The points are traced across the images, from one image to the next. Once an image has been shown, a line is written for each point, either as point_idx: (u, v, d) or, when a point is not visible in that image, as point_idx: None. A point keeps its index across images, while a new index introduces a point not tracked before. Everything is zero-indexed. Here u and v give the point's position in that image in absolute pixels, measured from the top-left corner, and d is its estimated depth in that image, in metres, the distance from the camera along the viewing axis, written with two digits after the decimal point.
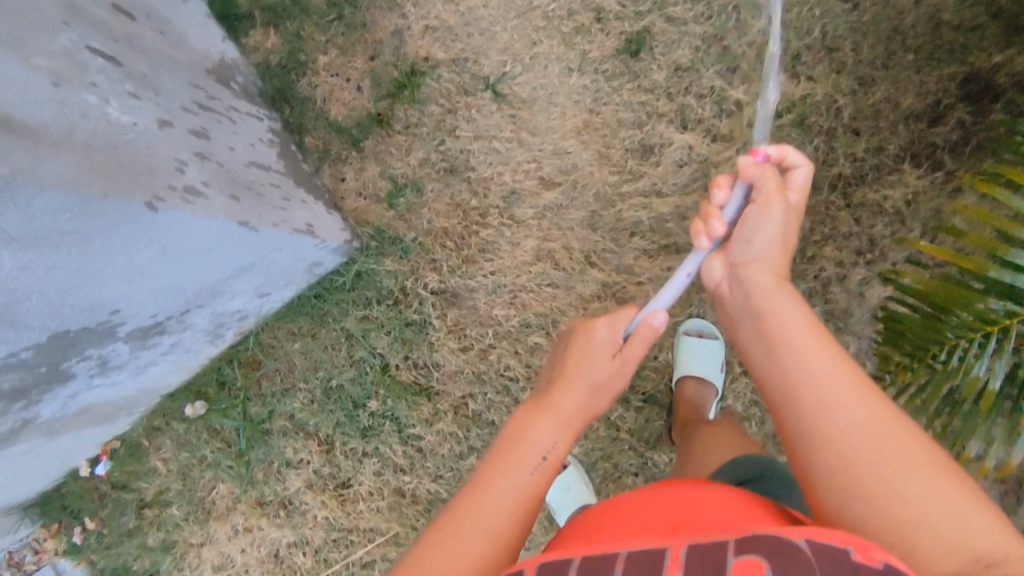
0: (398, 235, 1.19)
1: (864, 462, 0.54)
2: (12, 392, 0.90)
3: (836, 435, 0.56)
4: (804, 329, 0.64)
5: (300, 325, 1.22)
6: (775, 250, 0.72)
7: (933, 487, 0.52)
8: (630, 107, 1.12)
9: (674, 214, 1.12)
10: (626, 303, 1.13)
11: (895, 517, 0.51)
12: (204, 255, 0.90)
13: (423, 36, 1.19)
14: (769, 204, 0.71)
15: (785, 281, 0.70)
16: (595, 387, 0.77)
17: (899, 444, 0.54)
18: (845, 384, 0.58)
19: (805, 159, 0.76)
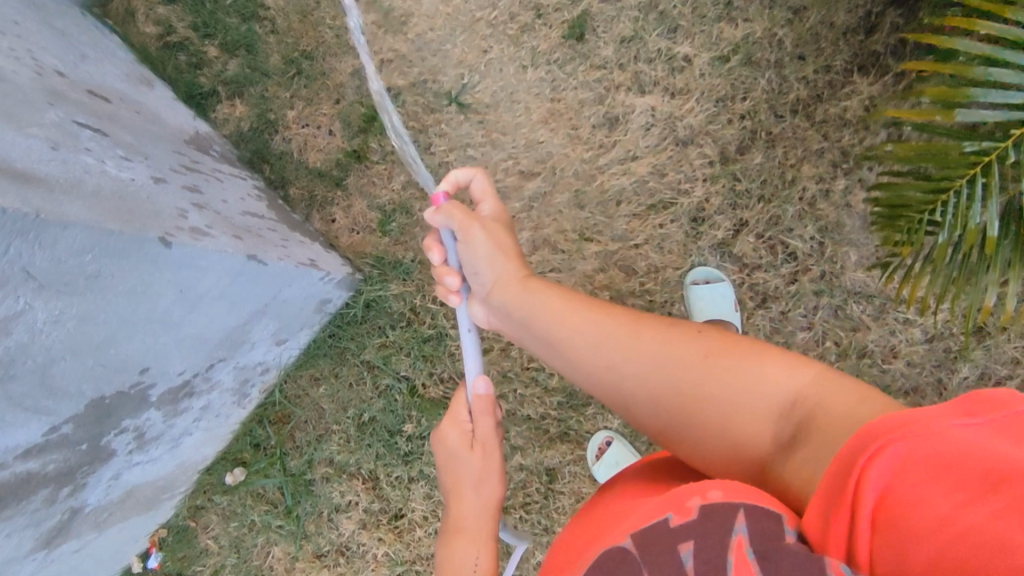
0: (398, 259, 1.22)
1: (672, 399, 0.65)
2: (64, 471, 0.91)
3: (646, 394, 0.68)
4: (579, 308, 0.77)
5: (321, 368, 1.23)
6: (502, 263, 0.83)
7: (726, 374, 0.63)
8: (588, 87, 1.19)
9: (653, 173, 1.16)
10: (629, 268, 1.16)
11: (714, 419, 0.62)
12: (218, 297, 0.93)
13: (381, 70, 1.26)
14: (468, 232, 0.83)
15: (526, 277, 0.82)
16: (484, 478, 0.84)
17: (683, 362, 0.66)
18: (618, 341, 0.71)
19: (468, 172, 0.89)
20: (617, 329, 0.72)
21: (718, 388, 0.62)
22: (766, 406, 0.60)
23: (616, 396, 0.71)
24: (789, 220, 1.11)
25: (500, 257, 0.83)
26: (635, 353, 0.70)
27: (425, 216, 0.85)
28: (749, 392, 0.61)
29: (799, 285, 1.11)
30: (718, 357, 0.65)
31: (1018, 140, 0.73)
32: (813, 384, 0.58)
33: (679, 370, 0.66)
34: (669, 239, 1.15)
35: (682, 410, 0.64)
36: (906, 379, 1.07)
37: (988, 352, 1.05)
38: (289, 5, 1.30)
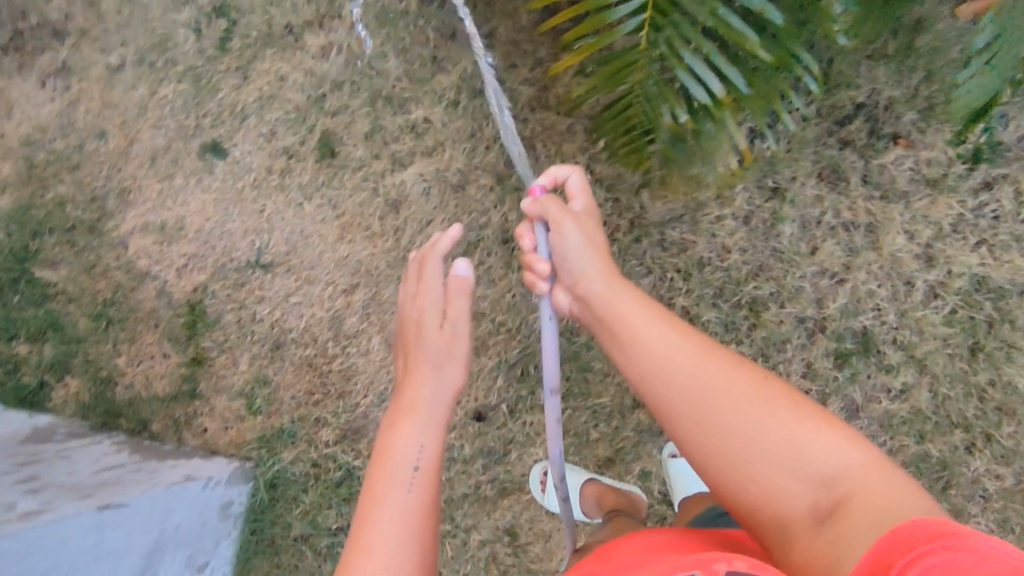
0: (278, 428, 1.24)
1: (724, 415, 0.66)
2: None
3: (693, 401, 0.68)
4: (650, 322, 0.74)
5: (261, 566, 1.22)
6: (590, 257, 0.81)
7: (783, 419, 0.65)
8: (359, 188, 1.26)
9: (453, 226, 1.24)
10: (477, 313, 1.22)
11: (764, 449, 0.63)
12: (96, 559, 0.86)
13: (181, 276, 1.30)
14: (559, 225, 0.82)
15: (615, 277, 0.80)
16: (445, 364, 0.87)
17: (752, 400, 0.66)
18: (686, 346, 0.71)
19: (568, 167, 0.90)
20: (689, 341, 0.72)
21: (785, 436, 0.63)
22: (818, 461, 0.62)
23: (650, 393, 0.71)
24: None
25: (590, 252, 0.82)
26: (693, 373, 0.69)
27: (521, 203, 0.86)
28: (807, 443, 0.63)
29: (619, 242, 1.20)
30: (791, 407, 0.66)
31: (661, 33, 0.77)
32: (869, 463, 0.61)
33: (745, 397, 0.66)
34: (494, 270, 1.22)
35: (728, 428, 0.65)
36: (748, 264, 1.18)
37: (794, 204, 1.17)
38: (74, 270, 1.33)
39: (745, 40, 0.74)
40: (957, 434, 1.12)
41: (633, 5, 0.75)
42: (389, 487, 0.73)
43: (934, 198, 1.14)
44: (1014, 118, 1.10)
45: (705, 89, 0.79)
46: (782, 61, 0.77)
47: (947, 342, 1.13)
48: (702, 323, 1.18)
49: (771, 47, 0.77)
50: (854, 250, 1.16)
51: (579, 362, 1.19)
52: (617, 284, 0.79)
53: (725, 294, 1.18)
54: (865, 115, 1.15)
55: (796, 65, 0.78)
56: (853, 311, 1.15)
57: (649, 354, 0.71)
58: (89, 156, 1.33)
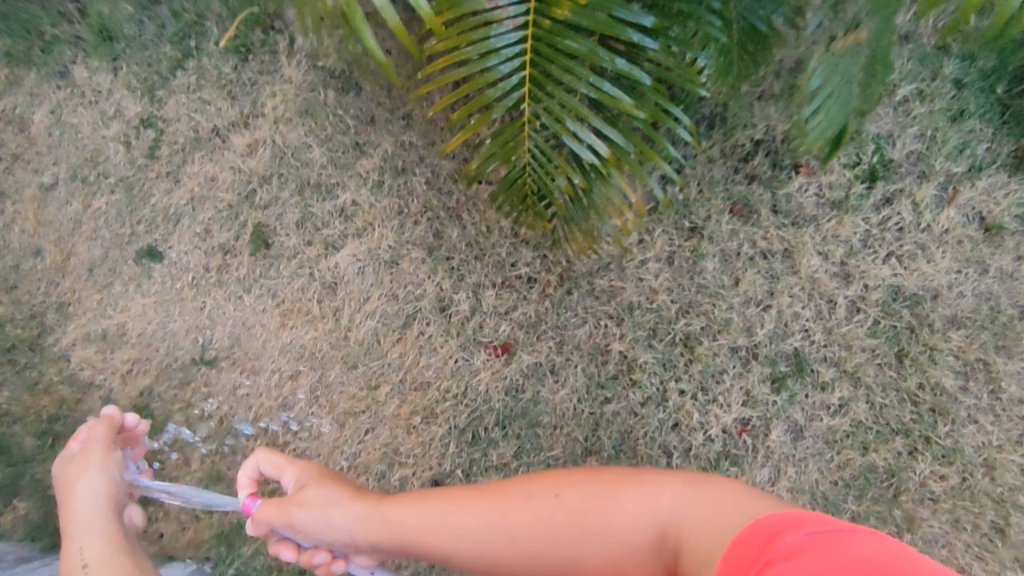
0: (234, 524, 1.23)
1: (554, 552, 0.83)
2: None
3: (528, 557, 0.84)
4: (442, 522, 0.89)
5: None
6: (340, 514, 0.95)
7: (591, 521, 0.82)
8: (295, 274, 1.29)
9: (389, 300, 1.27)
10: (421, 384, 1.24)
11: (600, 555, 0.81)
12: None
13: (127, 382, 1.30)
14: (293, 516, 0.96)
15: (368, 517, 0.94)
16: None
17: (559, 525, 0.83)
18: (481, 518, 0.87)
19: (252, 459, 1.03)
20: (480, 513, 0.88)
21: (603, 537, 0.81)
22: (640, 530, 0.79)
23: (498, 566, 0.87)
24: (507, 256, 1.25)
25: (336, 513, 0.95)
26: (508, 539, 0.85)
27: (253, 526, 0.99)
28: (623, 525, 0.80)
29: (552, 296, 1.23)
30: (587, 514, 0.82)
31: (547, 105, 0.87)
32: (673, 503, 0.79)
33: (554, 524, 0.83)
34: (434, 338, 1.25)
35: (568, 557, 0.83)
36: (676, 302, 1.20)
37: (713, 239, 1.19)
38: (16, 389, 1.32)
39: (619, 102, 0.84)
40: (898, 441, 1.14)
41: (517, 81, 0.86)
42: None
43: (841, 217, 1.17)
44: (900, 137, 1.15)
45: (589, 148, 0.88)
46: (655, 117, 0.87)
47: (876, 353, 1.16)
48: (642, 366, 1.20)
49: (644, 105, 0.87)
50: (774, 276, 1.18)
51: (527, 419, 1.22)
52: (379, 517, 0.93)
53: (659, 334, 1.20)
54: (764, 150, 1.18)
55: (668, 120, 0.87)
56: (781, 334, 1.17)
57: (467, 547, 0.87)
58: (25, 275, 1.34)
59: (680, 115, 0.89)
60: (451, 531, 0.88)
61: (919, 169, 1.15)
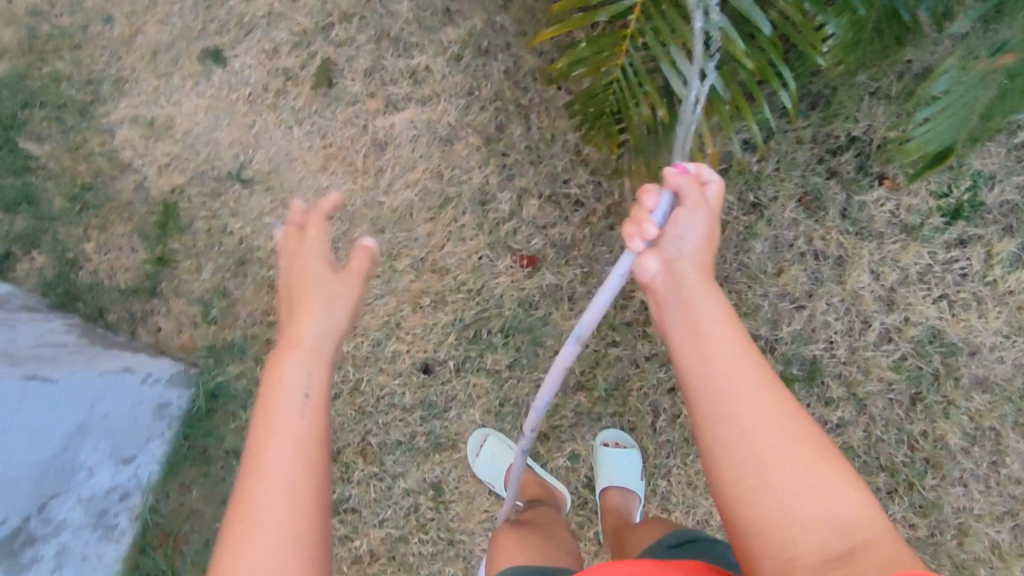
0: (229, 341, 1.22)
1: (763, 456, 0.53)
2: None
3: (745, 429, 0.54)
4: (733, 336, 0.59)
5: (186, 474, 1.17)
6: (701, 250, 0.65)
7: (821, 474, 0.52)
8: (350, 122, 1.26)
9: (433, 177, 1.24)
10: (441, 268, 1.23)
11: (787, 499, 0.51)
12: (7, 427, 0.91)
13: (161, 174, 1.30)
14: (694, 211, 0.64)
15: (709, 280, 0.63)
16: (329, 302, 0.70)
17: (802, 446, 0.53)
18: (750, 365, 0.57)
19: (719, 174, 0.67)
20: (759, 363, 0.58)
21: (805, 488, 0.51)
22: (849, 534, 0.49)
23: (698, 396, 0.57)
24: (562, 174, 1.21)
25: (701, 244, 0.65)
26: (752, 398, 0.55)
27: (665, 168, 0.65)
28: (839, 511, 0.50)
29: (593, 227, 1.20)
30: (834, 467, 0.52)
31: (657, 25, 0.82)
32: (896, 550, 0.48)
33: (795, 440, 0.53)
34: (466, 229, 1.23)
35: (764, 469, 0.53)
36: (713, 272, 1.16)
37: (771, 223, 1.14)
38: (57, 147, 1.32)
39: (732, 45, 0.79)
40: (881, 478, 1.13)
41: None
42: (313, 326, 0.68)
43: (907, 244, 1.12)
44: (1001, 181, 1.09)
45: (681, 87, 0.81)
46: (763, 71, 0.82)
47: (892, 387, 1.13)
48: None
49: (755, 56, 0.82)
50: (818, 279, 1.14)
51: (532, 335, 1.20)
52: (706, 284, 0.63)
53: None
54: (855, 150, 1.13)
55: (774, 78, 0.83)
56: (805, 338, 1.14)
57: (717, 362, 0.57)
58: (91, 38, 1.31)
59: (788, 77, 0.84)
60: (732, 350, 0.58)
61: (1007, 221, 1.09)
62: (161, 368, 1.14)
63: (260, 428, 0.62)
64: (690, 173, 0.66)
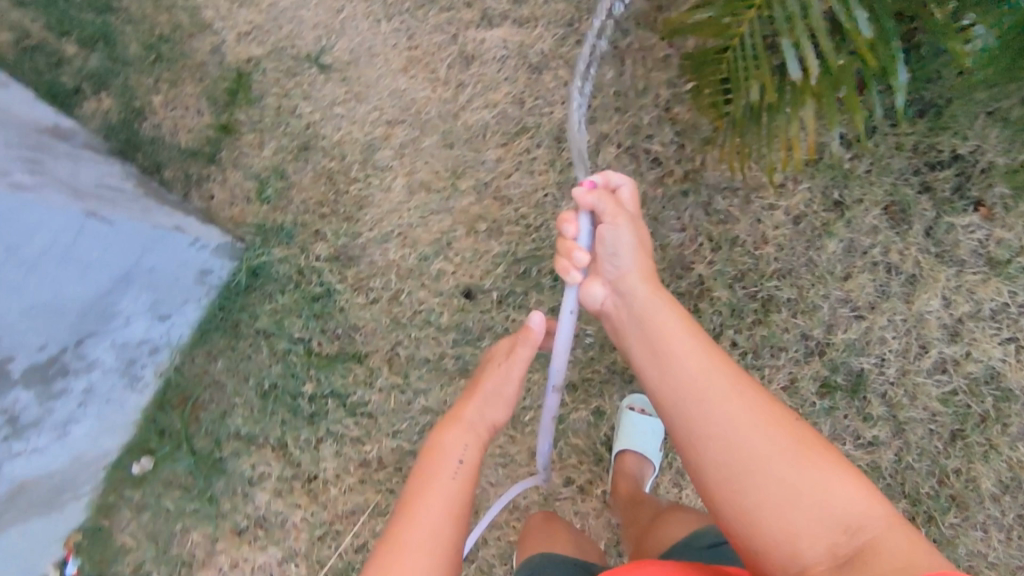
0: (278, 224, 1.20)
1: (751, 460, 0.64)
2: (47, 495, 1.03)
3: (730, 442, 0.65)
4: (699, 351, 0.72)
5: (214, 343, 1.18)
6: (637, 258, 0.81)
7: (803, 466, 0.63)
8: (440, 28, 1.22)
9: (513, 103, 1.19)
10: (503, 197, 1.18)
11: (782, 497, 0.62)
12: (65, 259, 0.81)
13: (239, 42, 1.26)
14: (617, 222, 0.81)
15: (653, 283, 0.80)
16: (495, 399, 0.81)
17: (779, 445, 0.64)
18: (720, 378, 0.69)
19: (625, 177, 0.87)
20: (727, 372, 0.70)
21: (801, 494, 0.61)
22: (838, 515, 0.60)
23: (687, 416, 0.68)
24: (646, 127, 1.16)
25: (635, 252, 0.81)
26: (728, 410, 0.66)
27: (576, 190, 0.83)
28: (826, 496, 0.61)
29: (667, 188, 1.15)
30: (814, 457, 0.63)
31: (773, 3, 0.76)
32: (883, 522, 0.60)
33: (773, 437, 0.65)
34: (537, 162, 1.18)
35: (757, 472, 0.63)
36: (778, 262, 1.11)
37: (849, 224, 1.09)
38: None
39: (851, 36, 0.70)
40: (902, 505, 1.08)
41: None
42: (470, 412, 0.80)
43: (987, 278, 1.07)
44: None
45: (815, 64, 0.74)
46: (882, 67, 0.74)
47: (934, 418, 1.07)
48: (711, 300, 1.13)
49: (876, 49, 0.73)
50: (885, 293, 1.08)
51: None
52: (656, 296, 0.79)
53: (745, 282, 1.12)
54: (958, 168, 1.06)
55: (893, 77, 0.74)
56: (858, 348, 1.09)
57: (693, 384, 0.69)
58: None
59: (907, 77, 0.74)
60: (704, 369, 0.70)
61: None
62: (206, 232, 1.10)
63: (422, 498, 0.69)
64: (600, 193, 0.83)
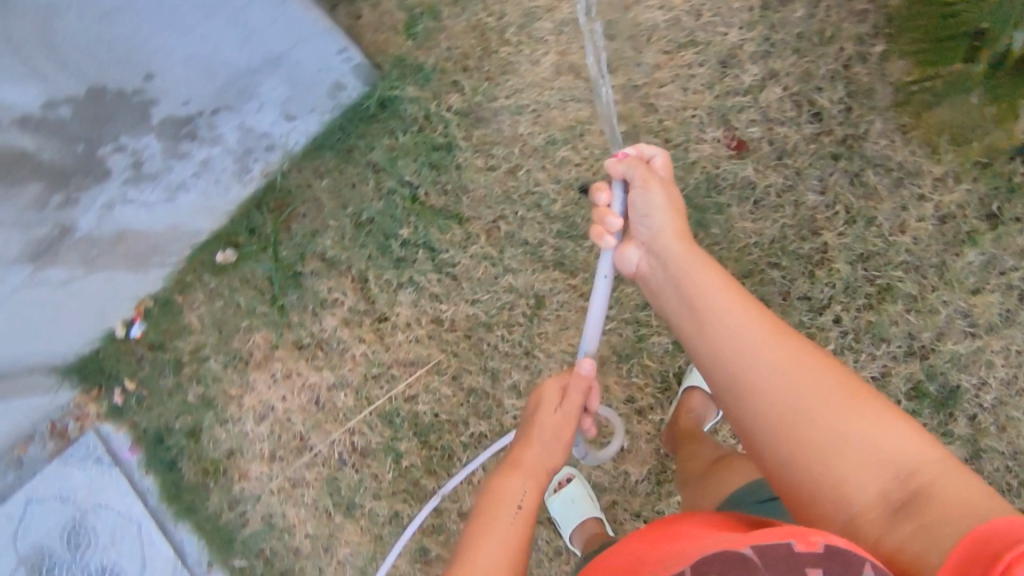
0: (418, 64, 1.16)
1: (787, 413, 0.59)
2: (141, 251, 1.07)
3: (764, 394, 0.60)
4: (734, 301, 0.67)
5: (326, 162, 1.16)
6: (669, 217, 0.76)
7: (842, 409, 0.57)
8: None
9: (690, 12, 1.11)
10: (650, 105, 1.11)
11: (824, 450, 0.56)
12: (234, 17, 0.82)
13: None
14: (649, 185, 0.77)
15: (688, 241, 0.75)
16: (552, 442, 0.75)
17: (815, 391, 0.59)
18: (753, 328, 0.64)
19: (656, 147, 0.81)
20: (761, 320, 0.65)
21: (846, 438, 0.56)
22: (885, 458, 0.55)
23: (722, 375, 0.64)
24: (820, 77, 1.07)
25: (666, 212, 0.76)
26: (761, 362, 0.62)
27: (607, 162, 0.79)
28: (870, 441, 0.55)
29: (820, 145, 1.07)
30: (852, 400, 0.58)
31: None
32: (934, 462, 0.54)
33: (809, 382, 0.59)
34: (695, 81, 1.10)
35: (794, 423, 0.58)
36: (909, 256, 1.03)
37: (998, 240, 1.01)
38: None
39: None
40: None
41: None
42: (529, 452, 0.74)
43: None
44: None
45: None
46: None
47: (1013, 454, 0.99)
48: (830, 272, 1.04)
49: None
50: (1010, 319, 1.01)
51: (701, 216, 1.08)
52: (689, 256, 0.74)
53: (869, 263, 1.04)
54: None
55: None
56: (964, 363, 1.01)
57: (725, 338, 0.65)
58: None
59: None
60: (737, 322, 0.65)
61: None
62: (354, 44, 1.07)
63: (476, 543, 0.64)
64: (630, 161, 0.79)
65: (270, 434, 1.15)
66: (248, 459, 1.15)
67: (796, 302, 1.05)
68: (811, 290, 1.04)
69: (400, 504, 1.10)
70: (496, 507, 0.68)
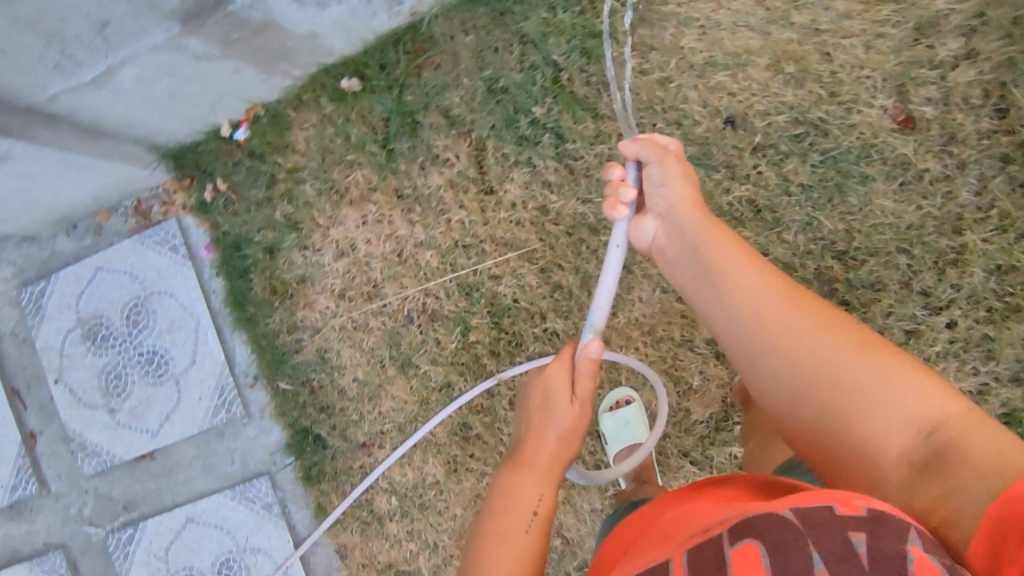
0: None
1: (811, 379, 0.63)
2: (273, 51, 1.01)
3: (786, 366, 0.65)
4: (754, 275, 0.70)
5: (477, 18, 1.10)
6: (683, 192, 0.78)
7: (861, 370, 0.61)
8: None
9: None
10: (828, 53, 1.03)
11: (845, 414, 0.60)
12: None
13: None
14: (665, 160, 0.78)
15: (704, 214, 0.77)
16: (566, 434, 0.80)
17: (831, 357, 0.63)
18: (771, 299, 0.68)
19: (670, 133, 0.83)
20: (779, 291, 0.68)
21: (869, 401, 0.59)
22: (910, 414, 0.57)
23: (745, 351, 0.68)
24: (1020, 72, 0.98)
25: (680, 186, 0.78)
26: (779, 333, 0.66)
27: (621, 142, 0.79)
28: (893, 399, 0.58)
29: (993, 143, 0.98)
30: (872, 361, 0.61)
31: None
32: (960, 415, 0.56)
33: (828, 350, 0.63)
34: (882, 41, 1.01)
35: (819, 390, 0.62)
36: None
37: None
38: None
39: None
40: None
41: None
42: (545, 442, 0.80)
43: None
44: None
45: None
46: None
47: None
48: (962, 273, 0.99)
49: None
50: None
51: (841, 183, 1.02)
52: (704, 226, 0.76)
53: (1012, 275, 0.98)
54: None
55: None
56: None
57: (747, 310, 0.68)
58: None
59: None
60: (754, 293, 0.69)
61: None
62: None
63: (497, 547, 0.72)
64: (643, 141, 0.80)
65: (345, 273, 1.14)
66: (317, 291, 1.14)
67: (914, 294, 1.00)
68: (932, 286, 0.99)
69: (455, 375, 1.09)
70: (510, 510, 0.75)
